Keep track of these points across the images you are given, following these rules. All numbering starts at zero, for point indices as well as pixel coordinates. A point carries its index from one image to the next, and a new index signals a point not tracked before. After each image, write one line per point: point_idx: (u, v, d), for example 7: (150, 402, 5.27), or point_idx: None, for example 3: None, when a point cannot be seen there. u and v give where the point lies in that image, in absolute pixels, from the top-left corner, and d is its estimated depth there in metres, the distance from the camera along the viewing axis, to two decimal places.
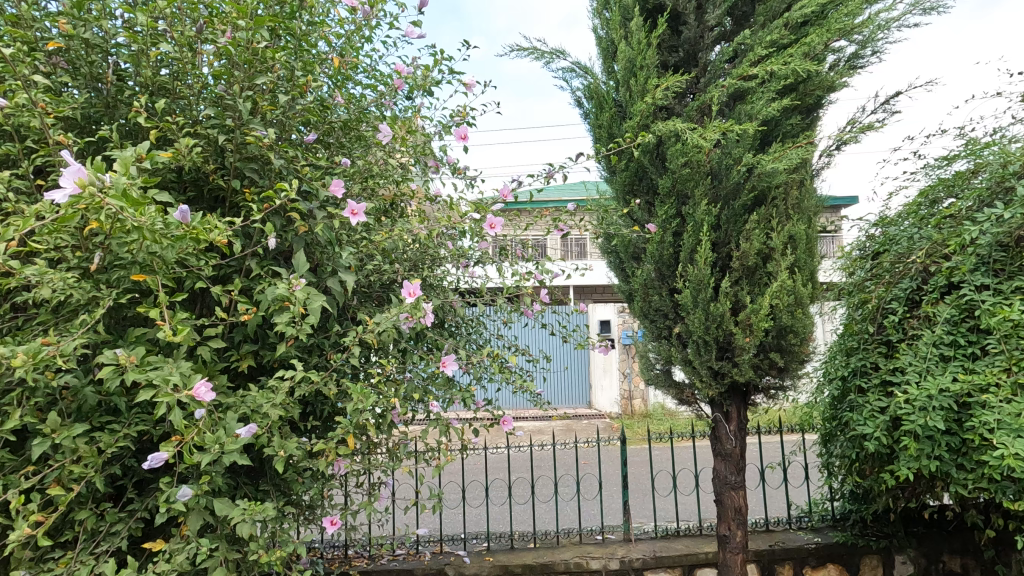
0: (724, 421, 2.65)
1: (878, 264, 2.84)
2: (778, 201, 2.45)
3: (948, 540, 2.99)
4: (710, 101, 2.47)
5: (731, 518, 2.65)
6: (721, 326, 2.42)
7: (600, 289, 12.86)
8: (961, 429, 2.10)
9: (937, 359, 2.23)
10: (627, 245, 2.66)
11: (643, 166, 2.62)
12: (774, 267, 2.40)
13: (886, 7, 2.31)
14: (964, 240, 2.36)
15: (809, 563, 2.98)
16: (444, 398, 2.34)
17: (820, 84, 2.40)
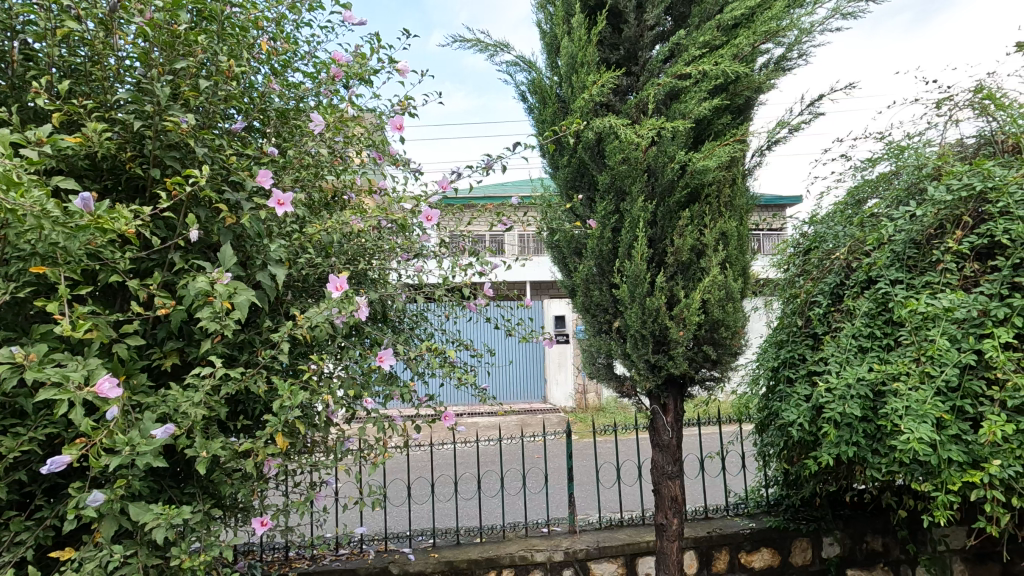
0: (662, 412, 2.72)
1: (808, 260, 2.96)
2: (711, 198, 2.51)
3: (871, 521, 3.16)
4: (647, 99, 2.51)
5: (668, 507, 2.72)
6: (657, 320, 2.48)
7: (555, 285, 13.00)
8: (876, 416, 2.21)
9: (856, 350, 2.35)
10: (569, 240, 2.69)
11: (584, 163, 2.64)
12: (706, 263, 2.46)
13: (808, 12, 2.40)
14: (881, 238, 2.48)
15: (744, 548, 3.09)
16: (382, 395, 2.29)
17: (749, 86, 2.48)
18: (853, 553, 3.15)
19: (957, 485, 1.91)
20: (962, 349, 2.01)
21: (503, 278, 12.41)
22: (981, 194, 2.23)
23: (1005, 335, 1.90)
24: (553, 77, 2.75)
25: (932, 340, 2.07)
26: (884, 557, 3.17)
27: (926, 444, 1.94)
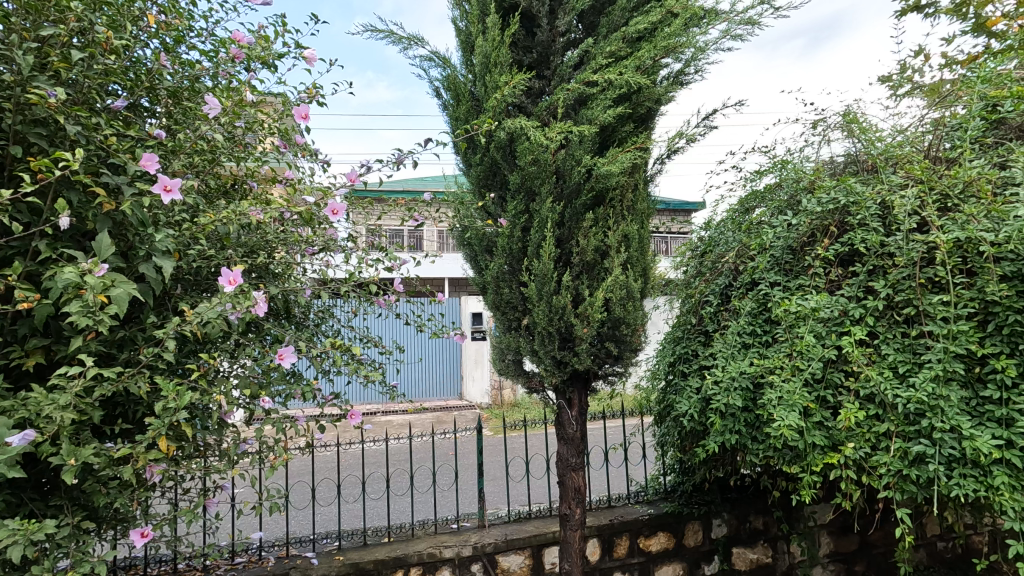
0: (567, 407, 2.82)
1: (703, 263, 3.19)
2: (615, 202, 2.63)
3: (753, 502, 3.46)
4: (556, 103, 2.58)
5: (572, 498, 2.82)
6: (563, 317, 2.56)
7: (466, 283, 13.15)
8: (755, 406, 2.43)
9: (739, 346, 2.57)
10: (480, 237, 2.71)
11: (496, 162, 2.68)
12: (609, 264, 2.57)
13: (703, 31, 2.58)
14: (763, 243, 2.73)
15: (643, 533, 3.27)
16: (283, 394, 2.19)
17: (650, 97, 2.62)
18: (738, 531, 3.44)
19: (819, 466, 2.13)
20: (826, 346, 2.25)
21: (419, 274, 12.26)
22: (844, 207, 2.49)
23: (859, 332, 2.14)
24: (467, 75, 2.76)
25: (801, 337, 2.30)
26: (764, 534, 3.49)
27: (794, 430, 2.15)
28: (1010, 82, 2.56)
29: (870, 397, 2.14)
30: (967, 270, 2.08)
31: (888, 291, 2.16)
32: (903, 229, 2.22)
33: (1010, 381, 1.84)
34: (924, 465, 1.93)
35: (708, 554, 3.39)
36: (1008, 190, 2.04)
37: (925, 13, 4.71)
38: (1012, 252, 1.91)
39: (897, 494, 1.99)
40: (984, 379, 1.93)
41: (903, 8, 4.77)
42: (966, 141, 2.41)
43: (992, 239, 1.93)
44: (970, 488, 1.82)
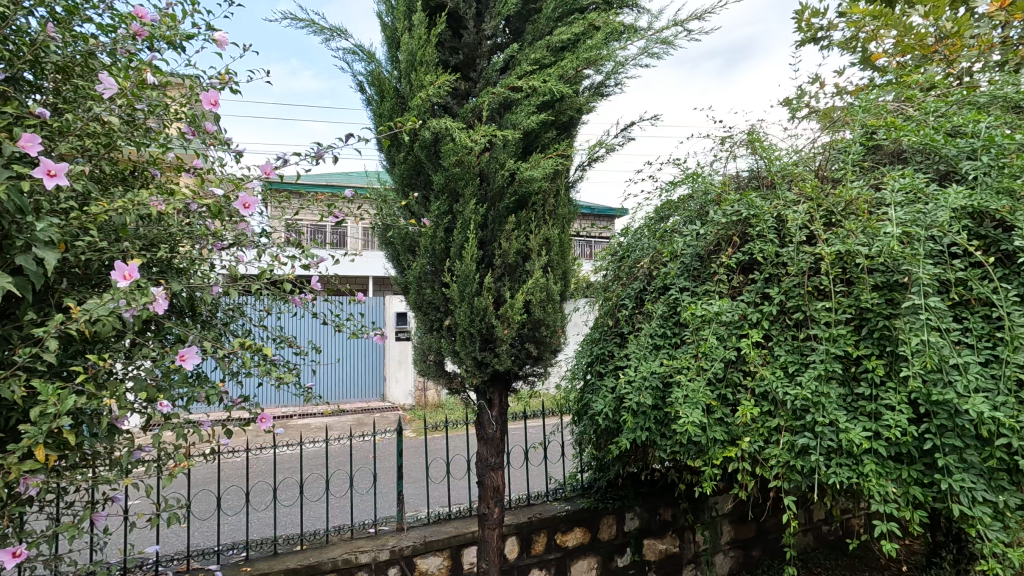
0: (487, 407, 2.85)
1: (620, 267, 3.34)
2: (537, 206, 2.68)
3: (663, 495, 3.65)
4: (481, 106, 2.60)
5: (490, 498, 2.85)
6: (484, 319, 2.58)
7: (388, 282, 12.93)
8: (664, 404, 2.57)
9: (651, 347, 2.71)
10: (402, 237, 2.68)
11: (421, 161, 2.66)
12: (530, 266, 2.63)
13: (623, 47, 2.69)
14: (674, 250, 2.89)
15: (560, 529, 3.36)
16: (184, 397, 2.03)
17: (571, 106, 2.70)
18: (648, 524, 3.61)
19: (719, 459, 2.28)
20: (726, 347, 2.42)
21: (340, 272, 11.89)
22: (746, 219, 2.69)
23: (755, 335, 2.32)
24: (392, 71, 2.71)
25: (706, 339, 2.46)
26: (672, 525, 3.69)
27: (697, 426, 2.30)
28: (885, 112, 2.88)
29: (765, 395, 2.32)
30: (846, 280, 2.31)
31: (781, 297, 2.36)
32: (794, 241, 2.43)
33: (879, 379, 2.07)
34: (807, 456, 2.13)
35: (621, 546, 3.53)
36: (880, 209, 2.29)
37: (820, 44, 5.18)
38: (882, 264, 2.15)
39: (785, 483, 2.17)
40: (858, 378, 2.15)
41: (802, 38, 5.22)
42: (849, 164, 2.68)
43: (866, 252, 2.15)
44: (844, 476, 2.02)
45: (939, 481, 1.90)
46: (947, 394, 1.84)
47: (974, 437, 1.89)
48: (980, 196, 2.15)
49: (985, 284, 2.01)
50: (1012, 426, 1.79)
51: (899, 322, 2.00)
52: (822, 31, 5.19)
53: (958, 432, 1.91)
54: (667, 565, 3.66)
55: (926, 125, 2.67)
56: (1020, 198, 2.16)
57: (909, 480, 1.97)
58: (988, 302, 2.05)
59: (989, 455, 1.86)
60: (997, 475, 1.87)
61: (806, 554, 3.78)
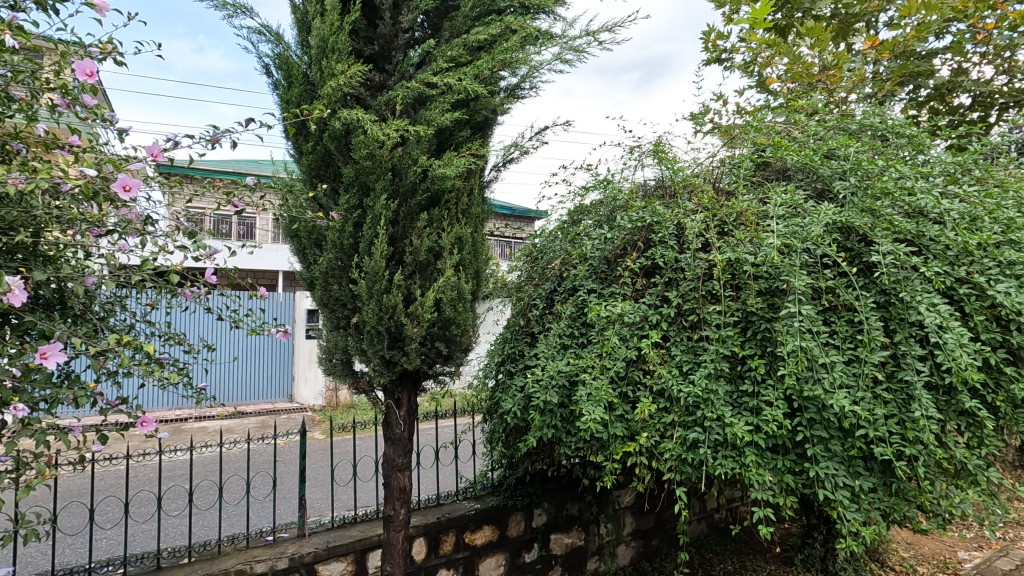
0: (395, 407, 2.79)
1: (533, 268, 3.40)
2: (450, 204, 2.65)
3: (569, 491, 3.76)
4: (395, 99, 2.55)
5: (396, 499, 2.80)
6: (393, 317, 2.53)
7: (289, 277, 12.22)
8: (569, 402, 2.65)
9: (559, 347, 2.78)
10: (309, 230, 2.56)
11: (330, 152, 2.56)
12: (442, 265, 2.60)
13: (538, 51, 2.74)
14: (583, 254, 2.99)
15: (468, 528, 3.36)
16: (47, 399, 1.80)
17: (486, 106, 2.70)
18: (555, 519, 3.70)
19: (618, 454, 2.38)
20: (629, 347, 2.53)
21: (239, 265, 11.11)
22: (650, 225, 2.84)
23: (655, 336, 2.45)
24: (301, 56, 2.59)
25: (610, 339, 2.56)
26: (578, 519, 3.80)
27: (599, 423, 2.38)
28: (774, 133, 3.14)
29: (662, 392, 2.44)
30: (735, 285, 2.50)
31: (679, 301, 2.51)
32: (691, 248, 2.59)
33: (761, 376, 2.25)
34: (697, 449, 2.27)
35: (528, 542, 3.59)
36: (765, 221, 2.50)
37: (723, 65, 5.57)
38: (765, 272, 2.34)
39: (677, 475, 2.31)
40: (744, 376, 2.32)
41: (708, 58, 5.58)
42: (741, 178, 2.90)
43: (752, 260, 2.34)
44: (729, 466, 2.18)
45: (809, 469, 2.10)
46: (817, 390, 2.03)
47: (838, 429, 2.11)
48: (848, 213, 2.41)
49: (850, 291, 2.25)
50: (868, 418, 2.02)
51: (778, 325, 2.19)
52: (725, 53, 5.58)
53: (825, 425, 2.12)
54: (572, 558, 3.77)
55: (807, 146, 2.94)
56: (879, 217, 2.44)
57: (784, 469, 2.16)
58: (851, 308, 2.29)
59: (850, 444, 2.08)
60: (854, 462, 2.10)
61: (699, 541, 4.04)
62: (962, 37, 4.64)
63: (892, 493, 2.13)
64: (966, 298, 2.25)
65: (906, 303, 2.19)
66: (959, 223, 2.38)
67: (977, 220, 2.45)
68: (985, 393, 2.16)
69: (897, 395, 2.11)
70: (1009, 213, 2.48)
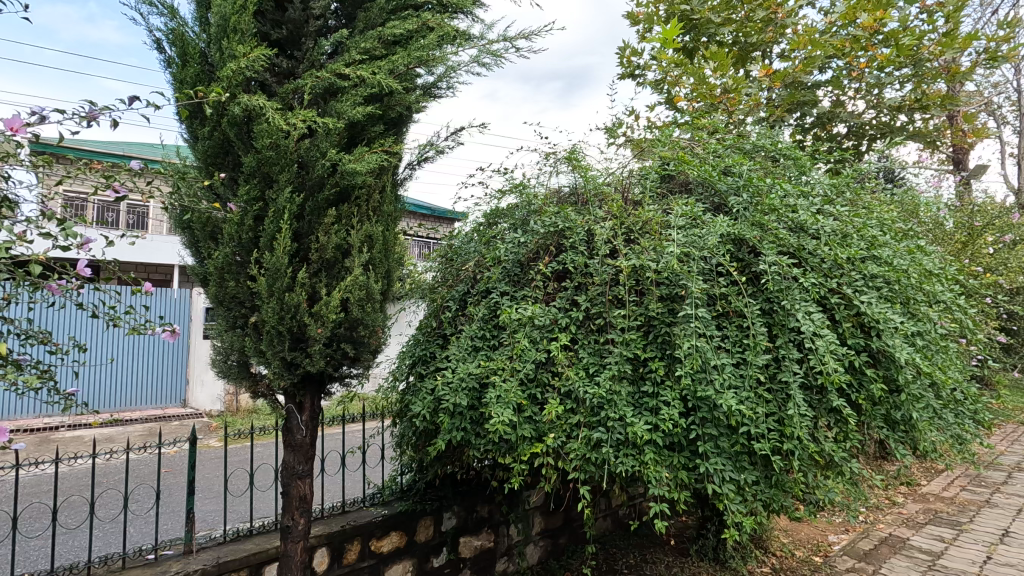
0: (297, 411, 2.65)
1: (448, 269, 3.37)
2: (360, 201, 2.56)
3: (479, 493, 3.75)
4: (303, 88, 2.43)
5: (296, 508, 2.65)
6: (295, 316, 2.40)
7: (177, 270, 11.20)
8: (480, 405, 2.64)
9: (471, 349, 2.77)
10: (203, 221, 2.38)
11: (229, 139, 2.39)
12: (350, 263, 2.50)
13: (456, 52, 2.72)
14: (497, 256, 3.01)
15: (375, 534, 3.25)
16: None
17: (400, 102, 2.64)
18: (465, 522, 3.67)
19: (526, 455, 2.41)
20: (538, 349, 2.57)
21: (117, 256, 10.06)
22: (562, 231, 2.92)
23: (563, 339, 2.51)
24: (198, 33, 2.39)
25: (520, 341, 2.58)
26: (488, 521, 3.80)
27: (507, 425, 2.39)
28: (679, 148, 3.32)
29: (568, 394, 2.50)
30: (639, 291, 2.62)
31: (587, 305, 2.59)
32: (600, 255, 2.68)
33: (660, 378, 2.37)
34: (600, 449, 2.34)
35: (437, 546, 3.53)
36: (667, 231, 2.64)
37: (637, 81, 5.84)
38: (666, 278, 2.48)
39: (581, 474, 2.37)
40: (645, 377, 2.43)
41: (623, 72, 5.83)
42: (648, 189, 3.05)
43: (655, 267, 2.47)
44: (629, 464, 2.27)
45: (700, 465, 2.23)
46: (709, 391, 2.17)
47: (726, 427, 2.26)
48: (740, 226, 2.60)
49: (739, 299, 2.42)
50: (752, 416, 2.19)
51: (677, 329, 2.32)
52: (639, 69, 5.85)
53: (715, 423, 2.27)
54: (481, 560, 3.75)
55: (708, 162, 3.14)
56: (767, 231, 2.65)
57: (678, 466, 2.28)
58: (741, 314, 2.47)
59: (735, 441, 2.24)
60: (740, 457, 2.26)
61: (603, 537, 4.18)
62: (840, 72, 5.17)
63: (772, 485, 2.31)
64: (836, 306, 2.50)
65: (787, 310, 2.39)
66: (832, 238, 2.65)
67: (847, 237, 2.73)
68: (850, 392, 2.41)
69: (777, 395, 2.30)
70: (873, 232, 2.78)
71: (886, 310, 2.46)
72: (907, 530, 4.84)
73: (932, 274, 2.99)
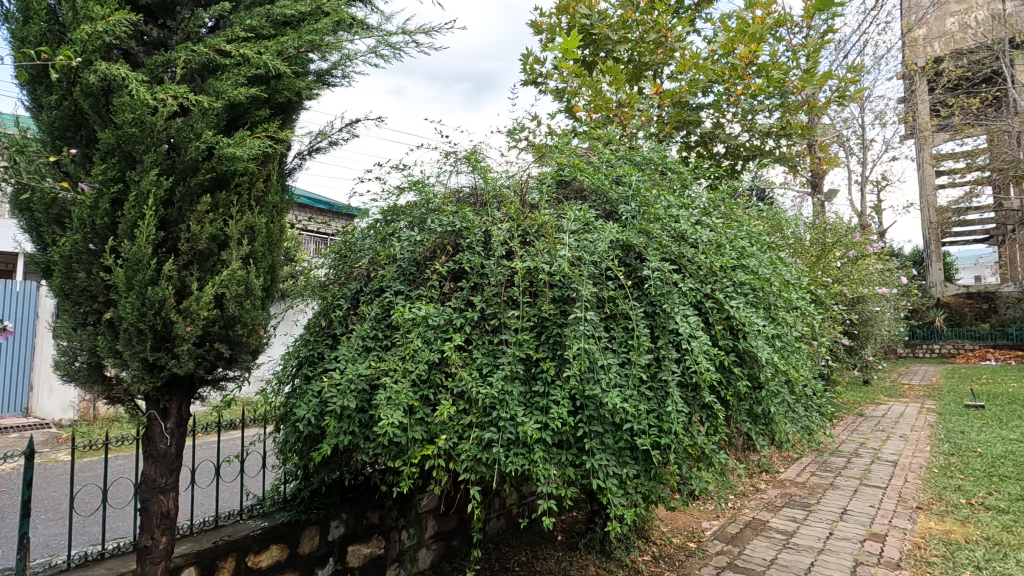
0: (160, 418, 2.40)
1: (340, 266, 3.23)
2: (241, 189, 2.37)
3: (370, 499, 3.62)
4: (175, 62, 2.20)
5: (156, 526, 2.39)
6: (159, 313, 2.16)
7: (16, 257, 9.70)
8: (369, 407, 2.54)
9: (362, 349, 2.66)
10: (47, 203, 2.07)
11: (83, 111, 2.10)
12: (226, 256, 2.30)
13: (351, 40, 2.60)
14: (392, 254, 2.93)
15: (253, 549, 3.01)
16: None
17: (289, 87, 2.48)
18: (355, 530, 3.51)
19: (416, 458, 2.35)
20: (432, 350, 2.52)
21: None
22: (459, 230, 2.91)
23: (457, 339, 2.48)
24: None
25: (413, 342, 2.53)
26: (379, 527, 3.67)
27: (397, 427, 2.33)
28: (575, 155, 3.44)
29: (461, 394, 2.48)
30: (533, 293, 2.67)
31: (482, 305, 2.59)
32: (496, 256, 2.70)
33: (550, 378, 2.42)
34: (492, 449, 2.34)
35: (323, 557, 3.34)
36: (560, 234, 2.73)
37: (539, 88, 5.98)
38: (559, 281, 2.55)
39: (472, 475, 2.36)
40: (536, 377, 2.48)
41: (526, 78, 5.95)
42: (545, 194, 3.12)
43: (547, 270, 2.53)
44: (519, 463, 2.30)
45: (586, 462, 2.31)
46: (595, 389, 2.26)
47: (611, 424, 2.37)
48: (628, 233, 2.74)
49: (626, 302, 2.55)
50: (634, 413, 2.30)
51: (567, 330, 2.39)
52: (541, 77, 6.00)
53: (601, 421, 2.37)
54: (371, 569, 3.60)
55: (601, 171, 3.28)
56: (652, 238, 2.82)
57: (566, 463, 2.35)
58: (627, 317, 2.60)
59: (619, 437, 2.35)
60: (623, 452, 2.38)
61: (496, 537, 4.21)
62: (720, 97, 5.65)
63: (651, 478, 2.45)
64: (710, 310, 2.71)
65: (667, 313, 2.56)
66: (708, 248, 2.87)
67: (720, 247, 2.98)
68: (720, 389, 2.62)
69: (657, 393, 2.45)
70: (742, 243, 3.06)
71: (751, 314, 2.71)
72: (766, 513, 5.38)
73: (790, 283, 3.35)
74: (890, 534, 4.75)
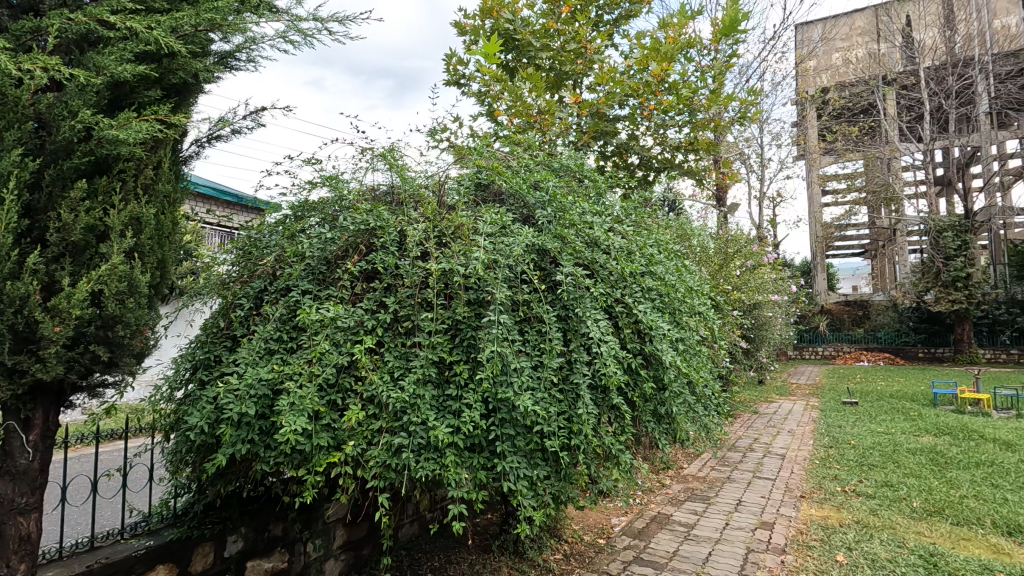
0: (21, 431, 2.12)
1: (243, 263, 3.03)
2: (126, 175, 2.15)
3: (272, 510, 3.42)
4: (48, 31, 1.97)
5: (13, 552, 2.11)
6: (21, 311, 1.91)
7: None
8: (271, 414, 2.40)
9: (264, 352, 2.51)
10: None
11: None
12: (106, 249, 2.07)
13: (258, 22, 2.44)
14: (300, 252, 2.78)
15: (135, 572, 2.74)
16: None
17: (185, 68, 2.29)
18: (254, 544, 3.30)
19: (322, 466, 2.25)
20: (341, 352, 2.42)
21: None
22: (373, 229, 2.82)
23: (367, 341, 2.40)
24: None
25: (320, 344, 2.41)
26: (282, 540, 3.47)
27: (301, 434, 2.21)
28: (494, 158, 3.45)
29: (371, 399, 2.40)
30: (447, 295, 2.65)
31: (395, 307, 2.52)
32: (410, 257, 2.65)
33: (463, 381, 2.40)
34: (401, 454, 2.28)
35: None
36: (476, 237, 2.72)
37: (461, 89, 5.95)
38: (473, 283, 2.55)
39: (381, 481, 2.28)
40: (449, 380, 2.44)
41: (448, 78, 5.90)
42: (463, 196, 3.10)
43: (462, 272, 2.52)
44: (429, 468, 2.26)
45: (498, 464, 2.31)
46: (508, 392, 2.28)
47: (523, 426, 2.39)
48: (543, 238, 2.79)
49: (540, 306, 2.59)
50: (545, 415, 2.34)
51: (481, 333, 2.39)
52: (463, 78, 5.97)
53: (513, 423, 2.38)
54: None
55: (520, 175, 3.31)
56: (566, 244, 2.88)
57: (477, 466, 2.34)
58: (541, 320, 2.64)
59: (531, 440, 2.38)
60: (534, 454, 2.41)
61: (408, 543, 4.11)
62: (635, 110, 5.90)
63: (561, 478, 2.50)
64: (620, 315, 2.81)
65: (580, 317, 2.63)
66: (619, 254, 2.98)
67: (630, 254, 3.10)
68: (627, 391, 2.73)
69: (568, 394, 2.51)
70: (651, 250, 3.20)
71: (657, 319, 2.84)
72: (670, 507, 5.68)
73: (693, 289, 3.55)
74: (777, 522, 5.16)
